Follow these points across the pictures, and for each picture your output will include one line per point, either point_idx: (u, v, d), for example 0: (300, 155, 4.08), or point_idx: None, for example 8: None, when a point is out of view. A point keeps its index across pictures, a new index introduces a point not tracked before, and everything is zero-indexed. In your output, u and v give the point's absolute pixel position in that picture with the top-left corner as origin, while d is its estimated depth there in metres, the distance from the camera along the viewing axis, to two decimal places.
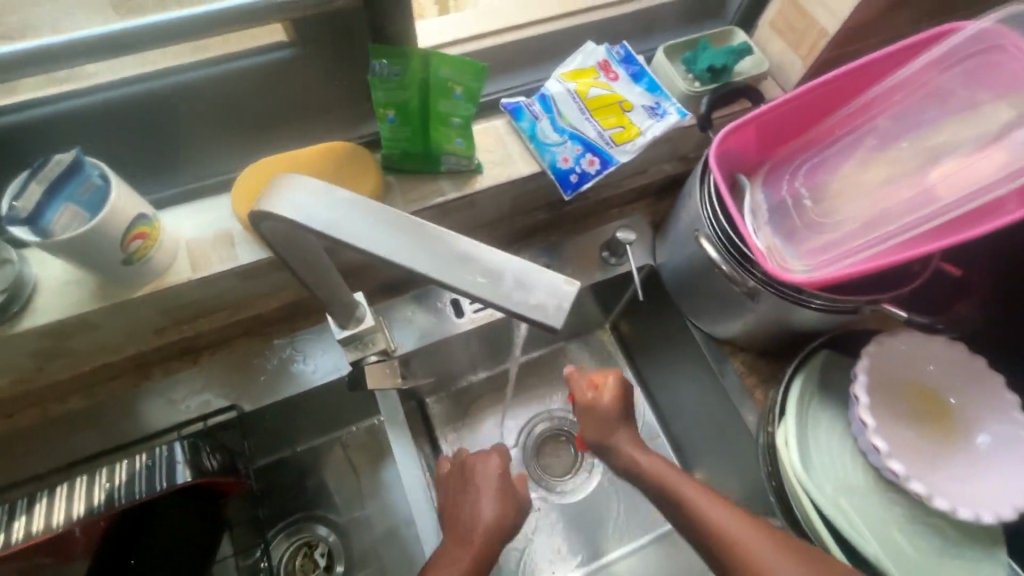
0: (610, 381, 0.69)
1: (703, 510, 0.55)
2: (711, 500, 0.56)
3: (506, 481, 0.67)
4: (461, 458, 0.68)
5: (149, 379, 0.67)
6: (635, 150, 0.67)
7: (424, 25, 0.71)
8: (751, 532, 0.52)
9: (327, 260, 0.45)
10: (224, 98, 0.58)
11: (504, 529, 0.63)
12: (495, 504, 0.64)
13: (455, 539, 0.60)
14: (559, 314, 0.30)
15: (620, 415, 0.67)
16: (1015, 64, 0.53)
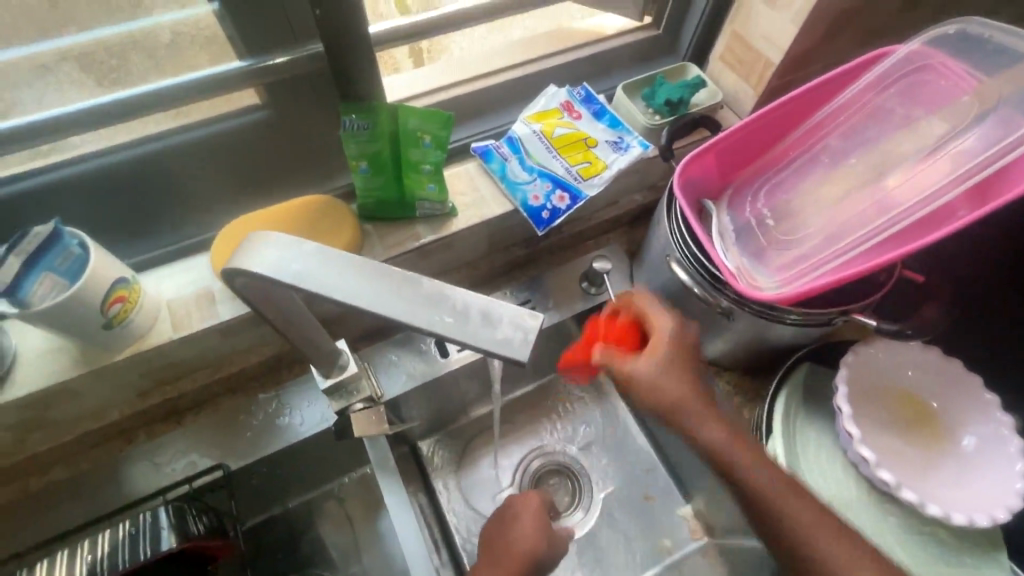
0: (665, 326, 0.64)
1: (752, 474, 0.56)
2: (756, 462, 0.57)
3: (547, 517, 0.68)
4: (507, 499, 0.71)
5: (134, 444, 0.66)
6: (602, 184, 0.70)
7: (396, 78, 0.75)
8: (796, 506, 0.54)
9: (303, 311, 0.46)
10: (198, 162, 0.60)
11: (538, 561, 0.63)
12: (536, 533, 0.65)
13: (488, 565, 0.63)
14: (526, 347, 0.31)
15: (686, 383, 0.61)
16: (943, 83, 0.57)
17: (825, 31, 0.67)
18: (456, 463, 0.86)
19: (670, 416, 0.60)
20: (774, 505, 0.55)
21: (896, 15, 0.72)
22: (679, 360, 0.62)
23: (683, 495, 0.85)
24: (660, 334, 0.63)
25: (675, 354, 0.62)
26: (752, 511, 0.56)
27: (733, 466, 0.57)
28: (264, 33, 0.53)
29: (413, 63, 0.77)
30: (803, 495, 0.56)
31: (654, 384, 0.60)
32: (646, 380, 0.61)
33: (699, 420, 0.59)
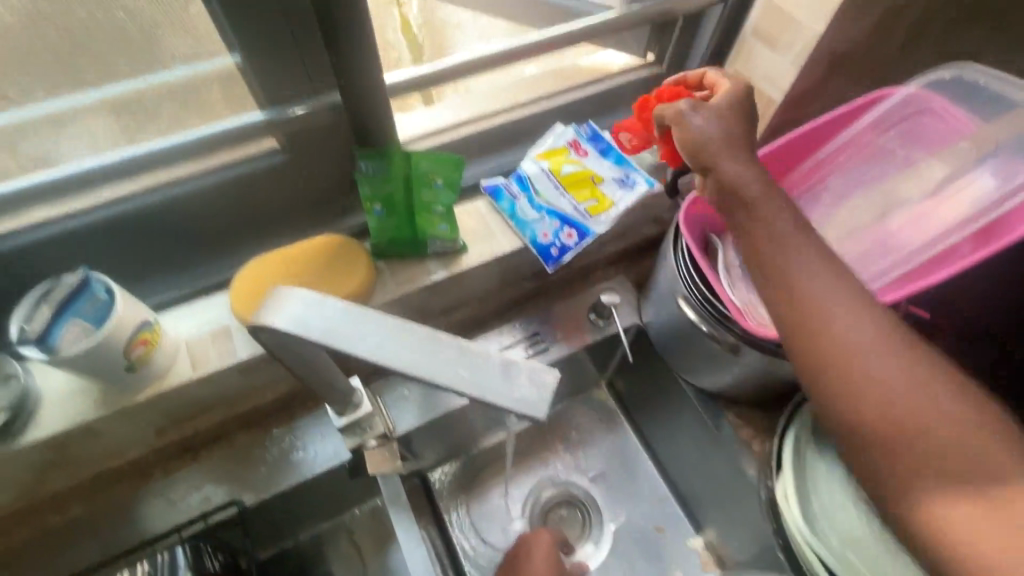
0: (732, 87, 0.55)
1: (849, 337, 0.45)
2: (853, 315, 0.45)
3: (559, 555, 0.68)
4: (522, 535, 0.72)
5: (150, 480, 0.67)
6: (610, 220, 0.71)
7: (406, 118, 0.77)
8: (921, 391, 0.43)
9: (323, 356, 0.47)
10: (218, 205, 0.62)
11: None
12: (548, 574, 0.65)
13: None
14: (543, 404, 0.32)
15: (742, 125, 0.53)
16: (941, 126, 0.58)
17: (826, 70, 0.69)
18: (466, 494, 0.86)
19: (703, 155, 0.51)
20: (812, 312, 0.46)
21: (894, 54, 0.75)
22: (733, 133, 0.52)
23: (692, 525, 0.86)
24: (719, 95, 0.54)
25: (738, 146, 0.51)
26: (800, 337, 0.46)
27: (793, 284, 0.47)
28: (284, 85, 0.56)
29: (423, 102, 0.79)
30: (863, 310, 0.45)
31: (701, 140, 0.51)
32: (696, 137, 0.52)
33: (730, 151, 0.51)
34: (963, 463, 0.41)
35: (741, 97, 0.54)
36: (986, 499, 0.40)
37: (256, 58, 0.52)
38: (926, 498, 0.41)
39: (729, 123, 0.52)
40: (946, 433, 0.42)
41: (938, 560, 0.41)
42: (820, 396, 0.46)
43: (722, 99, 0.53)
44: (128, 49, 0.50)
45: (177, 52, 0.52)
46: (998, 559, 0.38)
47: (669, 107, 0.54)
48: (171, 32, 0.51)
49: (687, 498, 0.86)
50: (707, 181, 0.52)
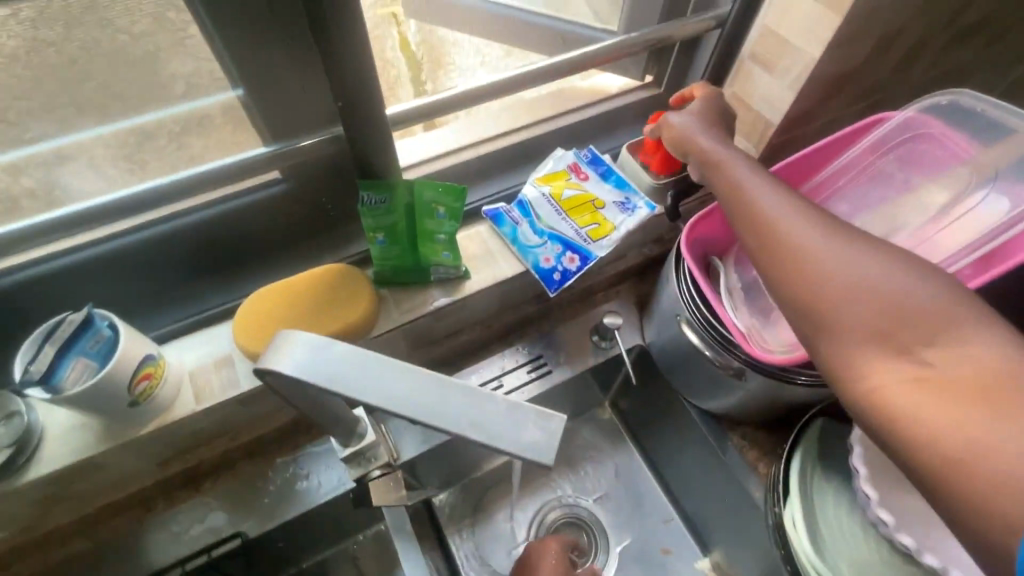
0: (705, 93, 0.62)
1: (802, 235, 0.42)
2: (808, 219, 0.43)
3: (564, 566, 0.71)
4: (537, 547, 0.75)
5: (153, 512, 0.66)
6: (611, 244, 0.72)
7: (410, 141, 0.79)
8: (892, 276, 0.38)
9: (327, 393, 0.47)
10: (221, 236, 0.62)
11: None
12: None
13: None
14: (551, 449, 0.32)
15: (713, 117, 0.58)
16: (939, 151, 0.58)
17: (823, 92, 0.70)
18: (471, 519, 0.86)
19: (682, 144, 0.58)
20: (755, 210, 0.46)
21: (891, 74, 0.75)
22: (710, 122, 0.58)
23: (700, 547, 0.85)
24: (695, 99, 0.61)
25: (715, 129, 0.57)
26: (750, 235, 0.46)
27: (739, 197, 0.48)
28: (286, 120, 0.57)
29: (426, 127, 0.81)
30: (815, 208, 0.44)
31: (680, 132, 0.58)
32: (677, 133, 0.58)
33: (705, 130, 0.56)
34: (908, 329, 0.36)
35: (712, 99, 0.61)
36: (930, 366, 0.34)
37: (259, 93, 0.54)
38: (866, 360, 0.37)
39: (700, 117, 0.58)
40: (901, 298, 0.37)
41: (891, 434, 0.35)
42: (772, 284, 0.44)
43: (696, 102, 0.61)
44: (134, 76, 0.50)
45: (181, 72, 0.52)
46: (945, 427, 0.32)
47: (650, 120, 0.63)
48: (173, 53, 0.50)
49: (692, 519, 0.86)
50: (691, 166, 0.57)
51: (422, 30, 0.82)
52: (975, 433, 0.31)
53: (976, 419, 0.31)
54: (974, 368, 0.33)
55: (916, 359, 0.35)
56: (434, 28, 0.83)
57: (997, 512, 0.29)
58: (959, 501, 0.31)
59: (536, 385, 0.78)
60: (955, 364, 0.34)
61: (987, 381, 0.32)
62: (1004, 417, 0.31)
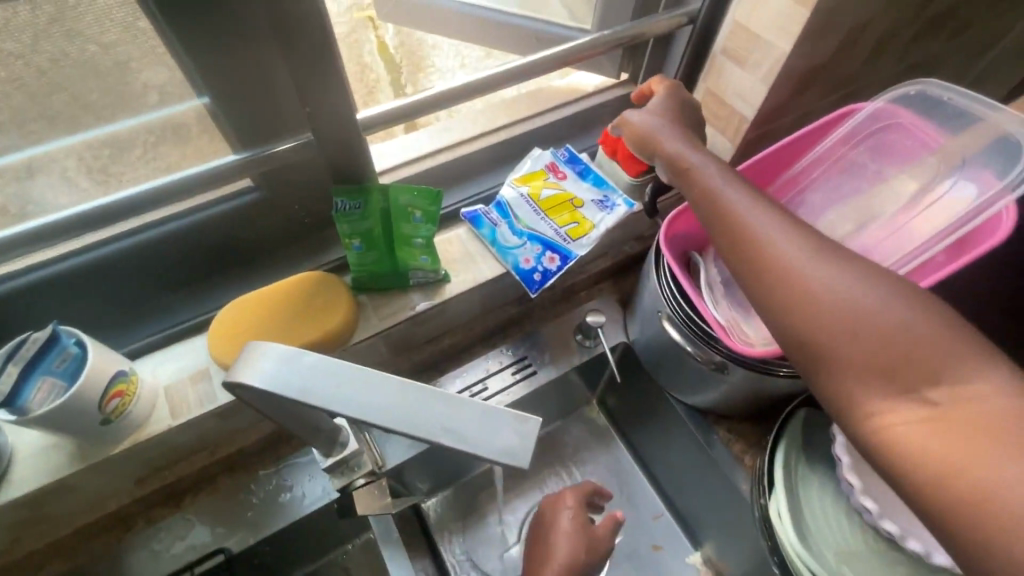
0: (664, 89, 0.62)
1: (797, 265, 0.41)
2: (800, 244, 0.42)
3: (582, 518, 0.76)
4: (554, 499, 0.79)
5: (131, 531, 0.65)
6: (591, 242, 0.72)
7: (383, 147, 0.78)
8: (890, 306, 0.38)
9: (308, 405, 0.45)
10: (193, 247, 0.61)
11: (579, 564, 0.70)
12: (574, 538, 0.73)
13: None
14: (527, 452, 0.31)
15: (675, 116, 0.59)
16: (908, 141, 0.59)
17: (794, 87, 0.70)
18: (461, 523, 0.86)
19: (648, 147, 0.57)
20: (743, 235, 0.45)
21: (861, 67, 0.76)
22: (676, 124, 0.57)
23: (690, 541, 0.86)
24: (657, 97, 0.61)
25: (682, 131, 0.56)
26: (739, 260, 0.45)
27: (723, 216, 0.47)
28: (256, 127, 0.56)
29: (407, 129, 0.83)
30: (805, 232, 0.43)
31: (646, 135, 0.57)
32: (642, 135, 0.58)
33: (675, 135, 0.55)
34: (911, 367, 0.36)
35: (673, 95, 0.62)
36: (936, 405, 0.35)
37: (227, 100, 0.52)
38: (871, 398, 0.37)
39: (662, 116, 0.59)
40: (899, 332, 0.37)
41: (902, 476, 0.35)
42: (765, 312, 0.43)
43: (658, 102, 0.61)
44: (105, 87, 0.49)
45: (154, 81, 0.50)
46: (959, 469, 0.32)
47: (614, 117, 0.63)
48: (145, 63, 0.49)
49: (682, 514, 0.87)
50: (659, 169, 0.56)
51: (400, 33, 0.88)
52: (985, 474, 0.31)
53: (992, 463, 0.31)
54: (978, 407, 0.33)
55: (921, 399, 0.35)
56: (412, 31, 0.88)
57: (1009, 556, 0.30)
58: (970, 544, 0.32)
59: (522, 386, 0.77)
60: (960, 403, 0.34)
61: (993, 421, 0.33)
62: (1016, 461, 0.31)
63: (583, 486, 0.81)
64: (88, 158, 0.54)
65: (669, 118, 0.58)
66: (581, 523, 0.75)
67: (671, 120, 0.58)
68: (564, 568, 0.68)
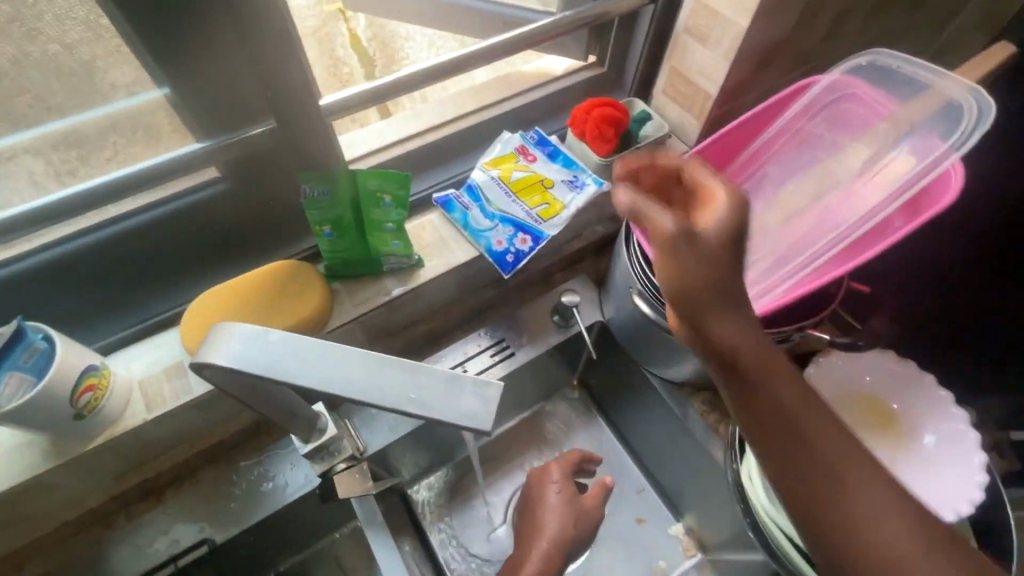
0: (725, 200, 0.45)
1: (845, 491, 0.43)
2: (849, 460, 0.44)
3: (569, 493, 0.77)
4: (540, 472, 0.81)
5: (113, 527, 0.65)
6: (563, 223, 0.73)
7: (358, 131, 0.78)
8: (926, 545, 0.41)
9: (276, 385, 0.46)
10: (162, 240, 0.60)
11: (568, 541, 0.73)
12: (560, 517, 0.75)
13: None
14: (489, 416, 0.32)
15: (739, 259, 0.43)
16: (862, 110, 0.60)
17: (756, 63, 0.72)
18: (447, 506, 0.87)
19: (697, 313, 0.43)
20: (790, 434, 0.44)
21: (821, 42, 0.78)
22: (733, 276, 0.42)
23: (672, 513, 0.89)
24: (717, 214, 0.43)
25: (739, 299, 0.43)
26: (771, 457, 0.45)
27: (773, 418, 0.44)
28: (218, 115, 0.55)
29: (381, 115, 0.80)
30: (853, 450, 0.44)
31: (693, 290, 0.42)
32: (686, 295, 0.42)
33: (729, 313, 0.43)
34: None
35: (741, 213, 0.44)
36: None
37: (187, 90, 0.52)
38: None
39: (726, 252, 0.42)
40: None
41: None
42: (785, 493, 0.45)
43: (719, 227, 0.43)
44: (66, 87, 0.50)
45: (117, 78, 0.51)
46: None
47: (660, 229, 0.43)
48: (110, 61, 0.50)
49: (663, 487, 0.89)
50: (693, 335, 0.44)
51: (373, 24, 0.83)
52: None
53: None
54: None
55: None
56: (385, 22, 0.83)
57: None
58: None
59: (500, 368, 0.78)
60: None
61: None
62: None
63: (570, 456, 0.82)
64: (56, 160, 0.54)
65: (735, 263, 0.42)
66: (568, 499, 0.76)
67: (734, 259, 0.42)
68: (553, 547, 0.72)
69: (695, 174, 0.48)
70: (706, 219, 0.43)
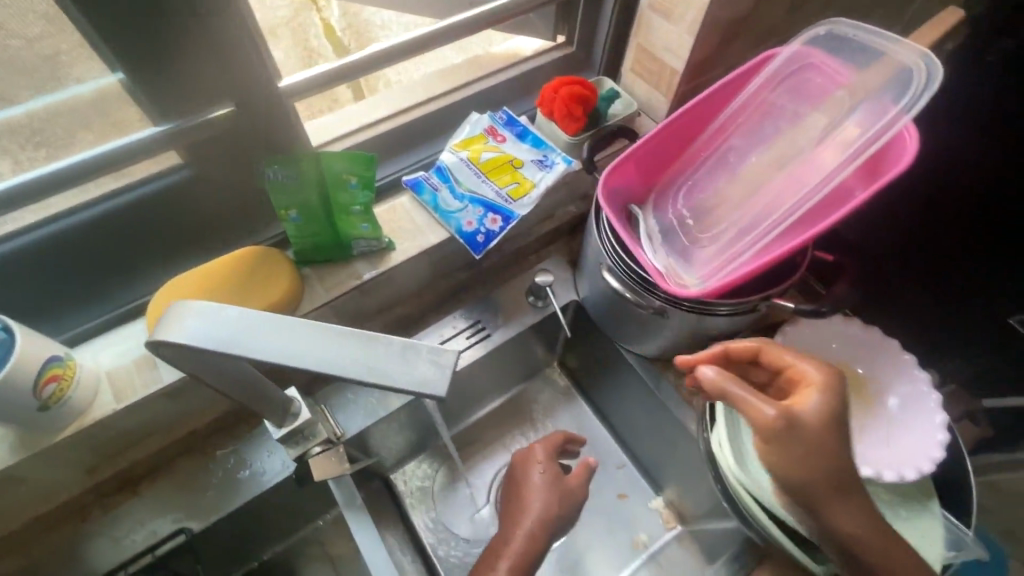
0: (817, 379, 0.53)
1: None
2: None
3: (554, 475, 0.77)
4: (525, 455, 0.81)
5: (89, 521, 0.64)
6: (532, 202, 0.73)
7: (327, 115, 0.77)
8: None
9: (243, 363, 0.46)
10: (127, 229, 0.60)
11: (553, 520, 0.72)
12: (544, 497, 0.74)
13: None
14: (444, 381, 0.33)
15: (837, 437, 0.50)
16: (821, 79, 0.61)
17: (719, 38, 0.72)
18: (429, 490, 0.87)
19: (812, 503, 0.51)
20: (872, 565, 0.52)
21: (785, 15, 0.78)
22: (841, 467, 0.50)
23: (652, 488, 0.90)
24: (813, 400, 0.51)
25: (849, 493, 0.51)
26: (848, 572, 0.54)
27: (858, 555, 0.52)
28: (175, 98, 0.54)
29: (354, 96, 0.78)
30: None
31: (794, 468, 0.50)
32: (800, 488, 0.50)
33: (838, 503, 0.51)
34: None
35: (833, 392, 0.52)
36: None
37: (141, 75, 0.51)
38: None
39: (825, 432, 0.50)
40: None
41: None
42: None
43: (818, 414, 0.50)
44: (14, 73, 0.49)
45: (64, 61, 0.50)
46: None
47: (768, 418, 0.49)
48: (76, 57, 0.49)
49: (643, 462, 0.91)
50: (808, 518, 0.52)
51: (347, 14, 0.75)
52: None
53: None
54: None
55: None
56: (359, 10, 0.76)
57: None
58: None
59: (476, 349, 0.79)
60: None
61: None
62: None
63: (553, 438, 0.83)
64: (23, 159, 0.53)
65: (834, 443, 0.50)
66: (552, 480, 0.76)
67: (832, 436, 0.50)
68: (538, 526, 0.71)
69: (773, 357, 0.57)
70: (805, 404, 0.51)
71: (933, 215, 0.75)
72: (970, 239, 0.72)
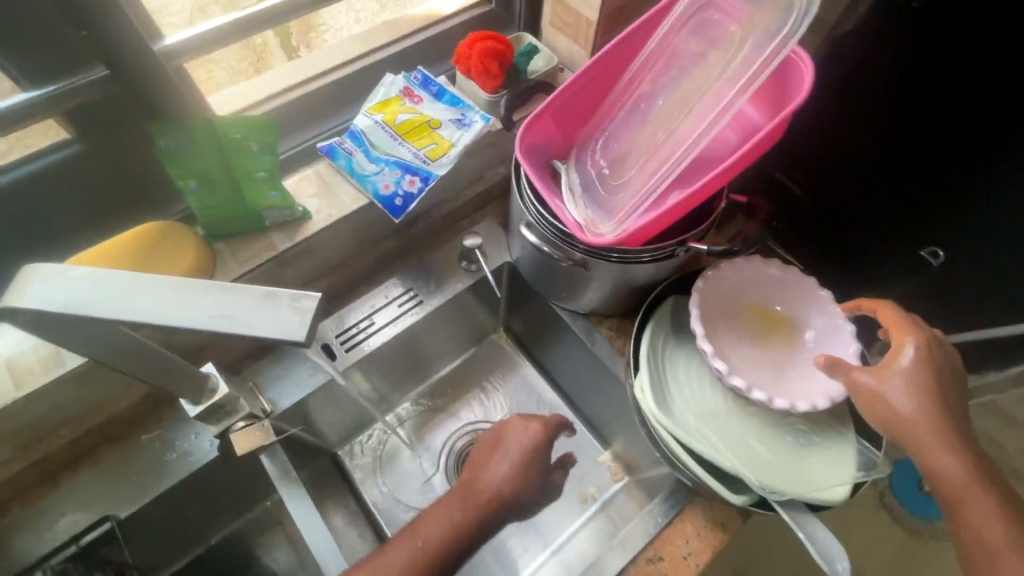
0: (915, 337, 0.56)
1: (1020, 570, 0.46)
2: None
3: (529, 456, 0.64)
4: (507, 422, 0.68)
5: (8, 516, 0.62)
6: (451, 162, 0.72)
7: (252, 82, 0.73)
8: None
9: (93, 325, 0.40)
10: (17, 210, 0.57)
11: (504, 502, 0.61)
12: (510, 474, 0.62)
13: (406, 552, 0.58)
14: (303, 327, 0.32)
15: (925, 383, 0.53)
16: (723, 20, 0.60)
17: None
18: (378, 462, 0.87)
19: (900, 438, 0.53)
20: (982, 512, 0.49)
21: None
22: (930, 409, 0.52)
23: (601, 443, 0.92)
24: (908, 356, 0.54)
25: (939, 433, 0.51)
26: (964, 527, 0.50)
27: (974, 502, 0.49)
28: (39, 62, 0.50)
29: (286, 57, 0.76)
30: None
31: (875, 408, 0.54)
32: (886, 427, 0.53)
33: (938, 445, 0.51)
34: None
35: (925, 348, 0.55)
36: None
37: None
38: None
39: (908, 376, 0.53)
40: None
41: None
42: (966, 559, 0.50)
43: (903, 363, 0.54)
44: None
45: None
46: None
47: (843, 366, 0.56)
48: None
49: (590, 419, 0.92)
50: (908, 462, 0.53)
51: None
52: None
53: None
54: None
55: None
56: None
57: None
58: None
59: (408, 316, 0.78)
60: None
61: None
62: None
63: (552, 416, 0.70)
64: None
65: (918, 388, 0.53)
66: (526, 459, 0.64)
67: (919, 382, 0.53)
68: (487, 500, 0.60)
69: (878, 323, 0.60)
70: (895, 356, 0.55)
71: (847, 166, 0.71)
72: (899, 194, 0.68)
